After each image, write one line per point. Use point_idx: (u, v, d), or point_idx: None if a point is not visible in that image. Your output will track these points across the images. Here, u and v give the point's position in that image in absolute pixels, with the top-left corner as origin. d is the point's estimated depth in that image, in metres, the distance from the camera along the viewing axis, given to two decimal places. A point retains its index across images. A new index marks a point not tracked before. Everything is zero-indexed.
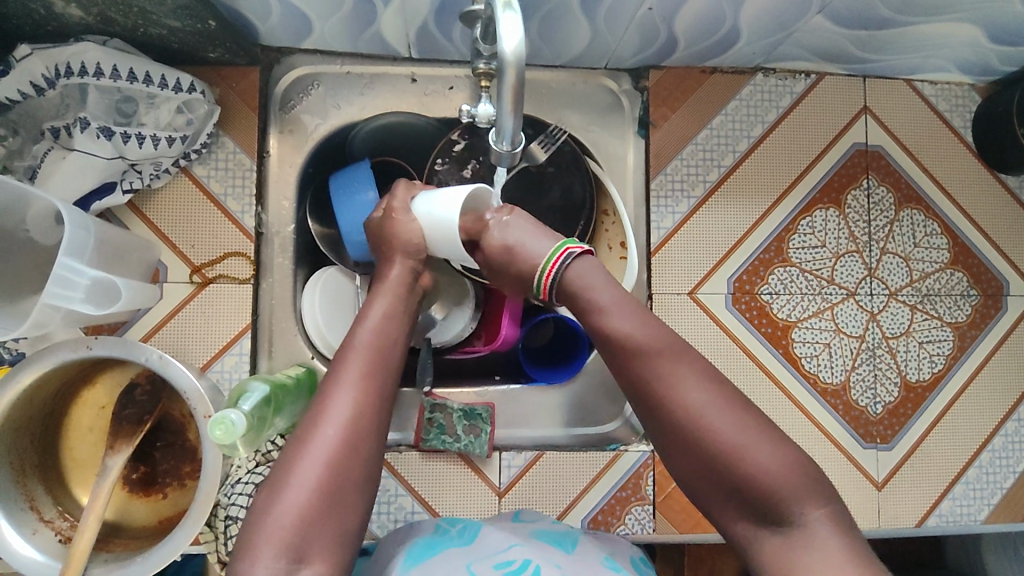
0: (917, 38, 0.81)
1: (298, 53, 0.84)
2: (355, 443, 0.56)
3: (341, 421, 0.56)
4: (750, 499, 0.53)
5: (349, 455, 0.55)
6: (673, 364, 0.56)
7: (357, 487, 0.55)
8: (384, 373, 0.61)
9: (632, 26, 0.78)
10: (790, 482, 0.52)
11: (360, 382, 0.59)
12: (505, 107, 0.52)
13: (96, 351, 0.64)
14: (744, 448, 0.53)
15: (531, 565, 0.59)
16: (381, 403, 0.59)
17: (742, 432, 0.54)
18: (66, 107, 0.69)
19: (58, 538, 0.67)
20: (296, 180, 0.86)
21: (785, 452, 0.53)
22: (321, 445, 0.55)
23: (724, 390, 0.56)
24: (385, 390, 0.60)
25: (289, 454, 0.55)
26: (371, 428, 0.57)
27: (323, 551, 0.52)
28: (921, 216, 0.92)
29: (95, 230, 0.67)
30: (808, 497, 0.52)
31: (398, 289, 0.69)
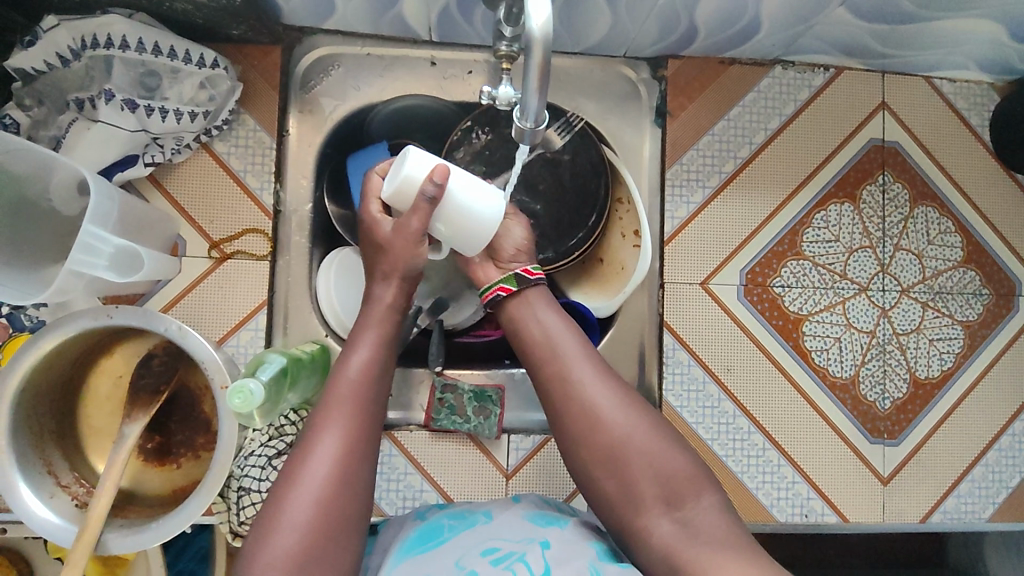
0: (938, 35, 0.81)
1: (320, 33, 0.84)
2: (341, 486, 0.55)
3: (327, 465, 0.56)
4: (658, 492, 0.59)
5: (335, 501, 0.55)
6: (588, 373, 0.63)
7: (346, 530, 0.55)
8: (368, 414, 0.60)
9: (653, 14, 0.78)
10: (687, 477, 0.59)
11: (344, 421, 0.58)
12: (531, 86, 0.53)
13: (116, 320, 0.65)
14: (643, 443, 0.60)
15: (517, 552, 0.58)
16: (365, 445, 0.58)
17: (643, 435, 0.60)
18: (91, 78, 0.70)
19: (74, 502, 0.68)
20: (314, 159, 0.86)
21: (682, 451, 0.61)
22: (307, 492, 0.54)
23: (627, 394, 0.63)
24: (370, 434, 0.59)
25: (272, 504, 0.54)
26: (356, 471, 0.57)
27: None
28: (936, 214, 0.92)
29: (118, 201, 0.68)
30: (702, 488, 0.59)
31: (382, 317, 0.65)
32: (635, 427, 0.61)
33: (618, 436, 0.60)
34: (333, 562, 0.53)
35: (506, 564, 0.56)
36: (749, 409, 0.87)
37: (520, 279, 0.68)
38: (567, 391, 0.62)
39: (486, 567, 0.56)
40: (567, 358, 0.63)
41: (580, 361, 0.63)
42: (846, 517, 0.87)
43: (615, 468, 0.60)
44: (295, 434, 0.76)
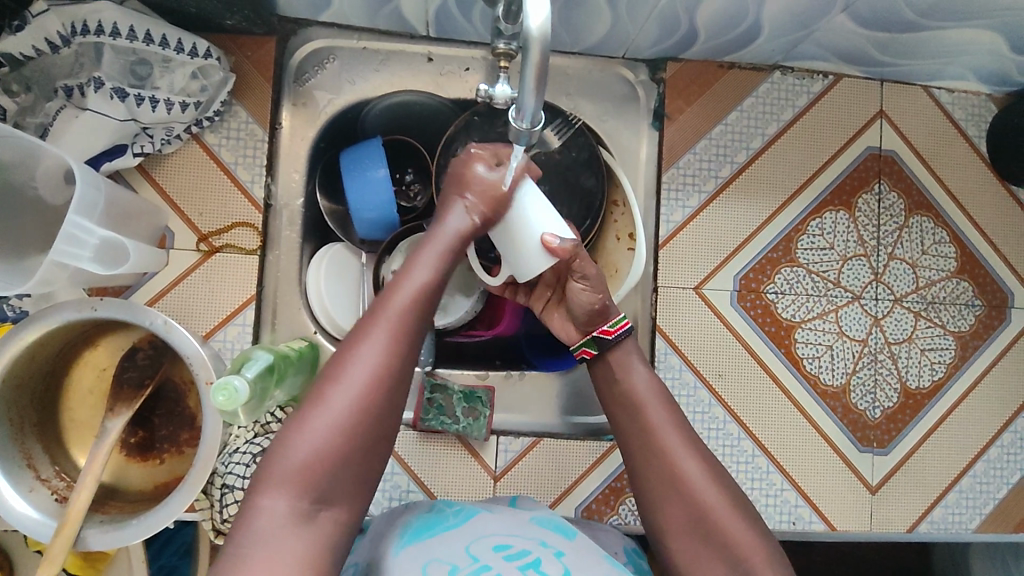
0: (939, 44, 0.81)
1: (316, 25, 0.83)
2: (384, 382, 0.56)
3: (374, 356, 0.56)
4: (724, 564, 0.60)
5: (376, 397, 0.55)
6: (681, 448, 0.64)
7: (383, 430, 0.56)
8: (421, 312, 0.60)
9: (654, 16, 0.77)
10: (762, 555, 0.59)
11: (398, 315, 0.59)
12: (529, 87, 0.52)
13: (100, 313, 0.64)
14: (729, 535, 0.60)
15: (532, 554, 0.60)
16: (415, 344, 0.59)
17: (731, 507, 0.62)
18: (80, 65, 0.69)
19: (54, 497, 0.67)
20: (307, 153, 0.85)
21: (759, 530, 0.61)
22: (351, 382, 0.55)
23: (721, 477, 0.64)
24: (421, 333, 0.60)
25: (319, 387, 0.56)
26: (403, 370, 0.57)
27: (343, 492, 0.54)
28: (930, 224, 0.92)
29: (105, 190, 0.67)
30: (777, 572, 0.59)
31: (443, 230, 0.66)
32: (721, 498, 0.62)
33: (704, 502, 0.62)
34: (369, 456, 0.55)
35: (520, 563, 0.58)
36: (740, 414, 0.87)
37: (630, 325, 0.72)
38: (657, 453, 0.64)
39: (500, 562, 0.58)
40: (660, 422, 0.66)
41: (674, 430, 0.65)
42: (834, 525, 0.87)
43: (693, 533, 0.62)
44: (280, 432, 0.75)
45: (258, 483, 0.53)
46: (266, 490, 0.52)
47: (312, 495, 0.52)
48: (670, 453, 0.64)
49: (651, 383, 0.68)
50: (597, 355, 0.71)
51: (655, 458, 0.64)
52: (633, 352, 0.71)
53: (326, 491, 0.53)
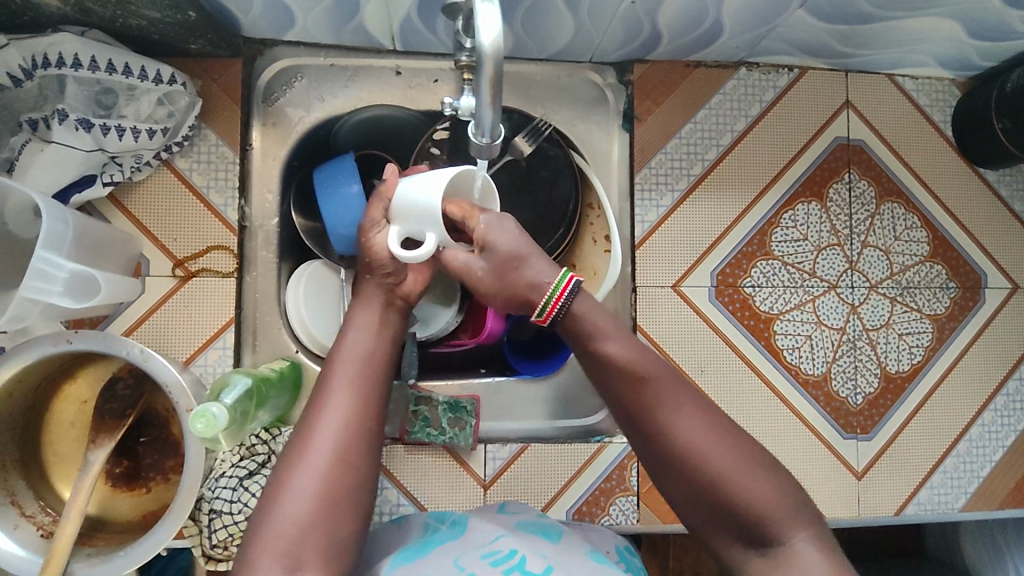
0: (899, 33, 0.82)
1: (282, 44, 0.83)
2: (347, 451, 0.60)
3: (334, 430, 0.61)
4: (741, 525, 0.57)
5: (341, 468, 0.59)
6: (676, 407, 0.60)
7: (352, 495, 0.59)
8: (372, 383, 0.66)
9: (616, 20, 0.78)
10: (777, 508, 0.56)
11: (350, 390, 0.64)
12: (485, 99, 0.52)
13: (76, 345, 0.64)
14: (741, 491, 0.57)
15: (517, 554, 0.60)
16: (372, 411, 0.64)
17: (739, 463, 0.58)
18: (44, 98, 0.69)
19: (40, 533, 0.67)
20: (279, 173, 0.85)
21: (775, 482, 0.58)
22: (315, 456, 0.59)
23: (725, 432, 0.59)
24: (377, 401, 0.65)
25: (285, 464, 0.60)
26: (361, 438, 0.62)
27: (320, 555, 0.55)
28: (902, 210, 0.93)
29: (73, 223, 0.66)
30: (794, 522, 0.56)
31: (375, 303, 0.71)
32: (726, 452, 0.58)
33: (709, 467, 0.58)
34: (341, 521, 0.58)
35: (505, 568, 0.58)
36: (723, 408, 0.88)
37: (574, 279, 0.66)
38: (656, 427, 0.60)
39: (485, 568, 0.58)
40: (654, 389, 0.61)
41: (673, 394, 0.61)
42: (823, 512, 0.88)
43: (705, 501, 0.58)
44: (267, 454, 0.75)
45: (244, 558, 0.55)
46: (248, 567, 0.54)
47: (291, 564, 0.54)
48: (666, 423, 0.60)
49: (636, 354, 0.63)
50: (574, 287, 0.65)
51: (654, 434, 0.60)
52: (608, 325, 0.65)
53: (303, 557, 0.55)
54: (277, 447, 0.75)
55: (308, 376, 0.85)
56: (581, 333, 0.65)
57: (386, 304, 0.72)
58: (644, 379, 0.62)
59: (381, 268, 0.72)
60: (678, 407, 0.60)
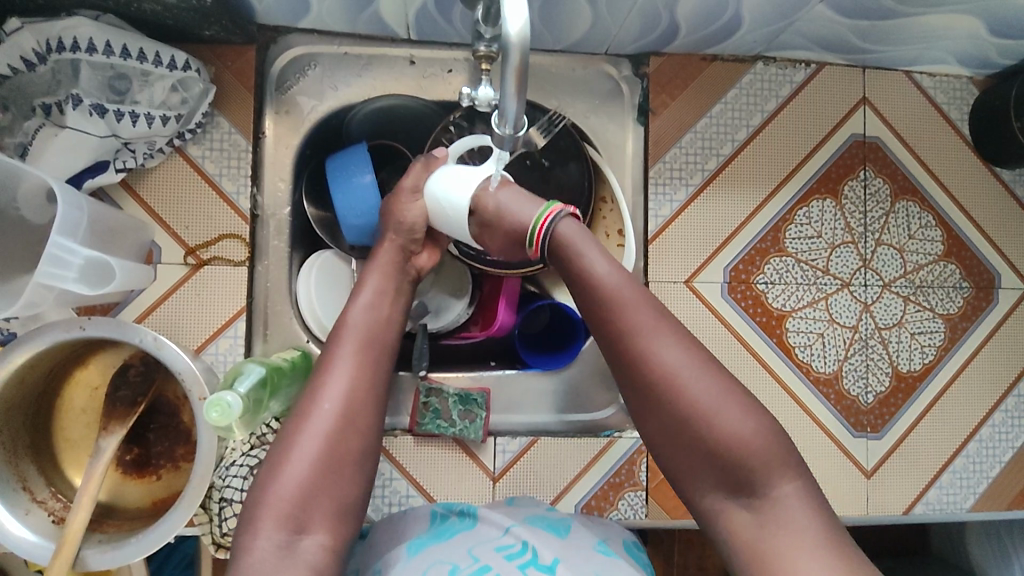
0: (919, 29, 0.81)
1: (296, 32, 0.83)
2: (352, 416, 0.61)
3: (339, 395, 0.62)
4: (722, 468, 0.59)
5: (345, 433, 0.60)
6: (654, 339, 0.61)
7: (356, 459, 0.61)
8: (379, 347, 0.67)
9: (634, 12, 0.77)
10: (756, 450, 0.58)
11: (356, 354, 0.65)
12: (510, 91, 0.52)
13: (89, 331, 0.64)
14: (719, 431, 0.58)
15: (529, 548, 0.61)
16: (377, 372, 0.65)
17: (716, 399, 0.59)
18: (57, 82, 0.68)
19: (51, 519, 0.67)
20: (291, 162, 0.84)
21: (752, 418, 0.59)
22: (320, 420, 0.60)
23: (703, 367, 0.60)
24: (382, 370, 0.65)
25: (292, 420, 0.61)
26: (366, 404, 0.63)
27: (325, 518, 0.57)
28: (916, 209, 0.92)
29: (88, 210, 0.66)
30: (775, 472, 0.58)
31: (388, 268, 0.73)
32: (709, 395, 0.59)
33: (687, 403, 0.59)
34: (345, 479, 0.59)
35: (519, 563, 0.59)
36: None
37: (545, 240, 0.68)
38: (634, 357, 0.61)
39: (500, 561, 0.59)
40: (633, 323, 0.61)
41: (649, 327, 0.61)
42: (832, 510, 0.87)
43: (684, 438, 0.60)
44: None
45: (244, 521, 0.56)
46: (250, 529, 0.55)
47: (294, 527, 0.56)
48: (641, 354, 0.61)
49: (620, 283, 0.63)
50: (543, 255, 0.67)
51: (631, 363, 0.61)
52: (592, 246, 0.64)
53: (308, 520, 0.56)
54: None
55: None
56: (572, 259, 0.64)
57: (401, 269, 0.73)
58: (627, 309, 0.62)
59: (405, 228, 0.74)
60: (660, 339, 0.61)
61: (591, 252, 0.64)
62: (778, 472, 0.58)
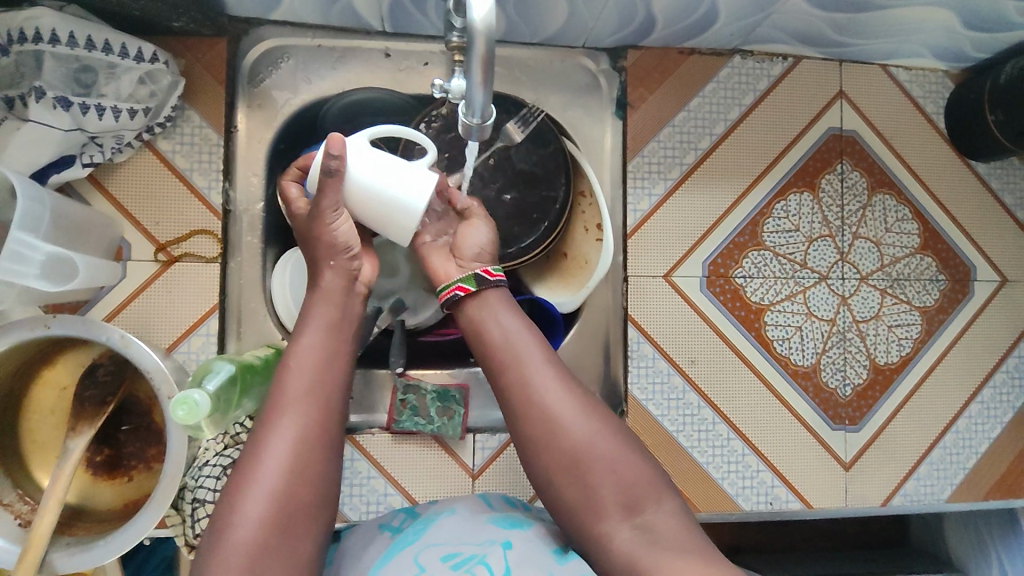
0: (893, 22, 0.81)
1: (268, 24, 0.81)
2: (297, 466, 0.56)
3: (281, 447, 0.56)
4: (615, 492, 0.58)
5: (296, 484, 0.56)
6: (547, 379, 0.62)
7: (311, 510, 0.56)
8: (323, 389, 0.60)
9: (611, 4, 0.76)
10: (641, 478, 0.60)
11: (299, 401, 0.59)
12: (476, 79, 0.51)
13: (54, 330, 0.62)
14: (608, 460, 0.59)
15: (475, 561, 0.56)
16: (323, 417, 0.59)
17: (602, 433, 0.61)
18: (20, 74, 0.66)
19: (18, 522, 0.66)
20: (265, 156, 0.83)
21: (636, 450, 0.61)
22: (263, 476, 0.55)
23: (591, 405, 0.62)
24: (333, 415, 0.60)
25: (232, 485, 0.55)
26: (313, 453, 0.57)
27: (281, 575, 0.53)
28: (893, 202, 0.93)
29: (50, 205, 0.65)
30: (662, 493, 0.60)
31: (335, 297, 0.65)
32: (596, 429, 0.61)
33: (576, 436, 0.60)
34: (298, 535, 0.55)
35: None
36: (714, 399, 0.87)
37: (480, 279, 0.68)
38: (526, 390, 0.62)
39: (444, 574, 0.55)
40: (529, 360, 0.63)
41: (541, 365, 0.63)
42: (811, 503, 0.88)
43: (573, 465, 0.59)
44: None
45: None
46: None
47: None
48: (534, 389, 0.62)
49: (518, 329, 0.65)
50: (474, 292, 0.68)
51: (523, 395, 0.62)
52: (500, 298, 0.68)
53: None
54: None
55: None
56: (479, 303, 0.67)
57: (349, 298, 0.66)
58: (521, 349, 0.64)
59: (343, 249, 0.66)
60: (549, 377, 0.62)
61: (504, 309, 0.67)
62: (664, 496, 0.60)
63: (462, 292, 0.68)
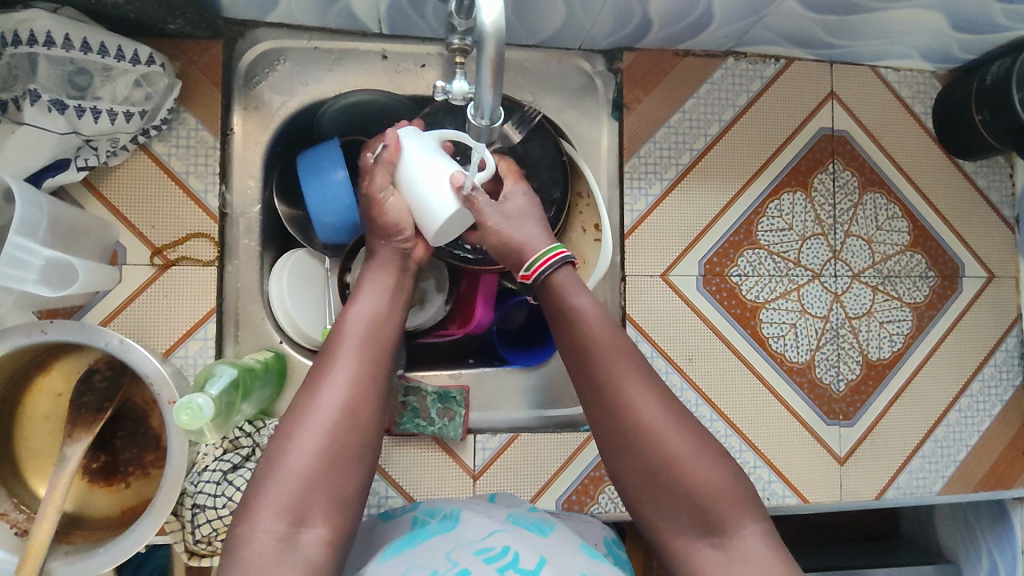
0: (884, 25, 0.83)
1: (264, 26, 0.81)
2: (353, 410, 0.60)
3: (338, 391, 0.60)
4: (690, 507, 0.59)
5: (347, 426, 0.59)
6: (635, 387, 0.63)
7: (356, 455, 0.59)
8: (379, 346, 0.65)
9: (607, 7, 0.77)
10: (725, 494, 0.59)
11: (356, 356, 0.63)
12: (485, 83, 0.51)
13: (51, 336, 0.62)
14: (693, 473, 0.60)
15: (510, 552, 0.57)
16: (378, 370, 0.63)
17: (689, 448, 0.61)
18: (13, 77, 0.65)
19: (14, 531, 0.65)
20: (261, 159, 0.83)
21: (723, 466, 0.61)
22: (319, 413, 0.59)
23: (680, 418, 0.63)
24: (382, 369, 0.63)
25: (290, 419, 0.59)
26: (367, 401, 0.61)
27: (324, 511, 0.56)
28: (884, 200, 0.94)
29: (48, 209, 0.64)
30: (743, 512, 0.59)
31: (390, 266, 0.71)
32: (685, 443, 0.61)
33: (664, 447, 0.61)
34: (345, 477, 0.58)
35: (498, 565, 0.55)
36: (711, 396, 0.88)
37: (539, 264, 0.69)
38: (615, 397, 0.63)
39: (479, 565, 0.55)
40: (616, 366, 0.64)
41: (632, 372, 0.64)
42: (807, 498, 0.89)
43: (652, 473, 0.61)
44: (251, 446, 0.73)
45: (241, 514, 0.55)
46: (249, 519, 0.55)
47: (293, 519, 0.55)
48: (624, 398, 0.63)
49: (607, 332, 0.66)
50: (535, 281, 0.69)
51: (611, 400, 0.63)
52: (583, 292, 0.68)
53: (307, 513, 0.55)
54: (261, 439, 0.74)
55: (292, 368, 0.82)
56: (561, 301, 0.67)
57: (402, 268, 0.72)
58: (610, 353, 0.65)
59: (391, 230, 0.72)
60: (642, 389, 0.63)
61: (585, 303, 0.67)
62: (745, 516, 0.59)
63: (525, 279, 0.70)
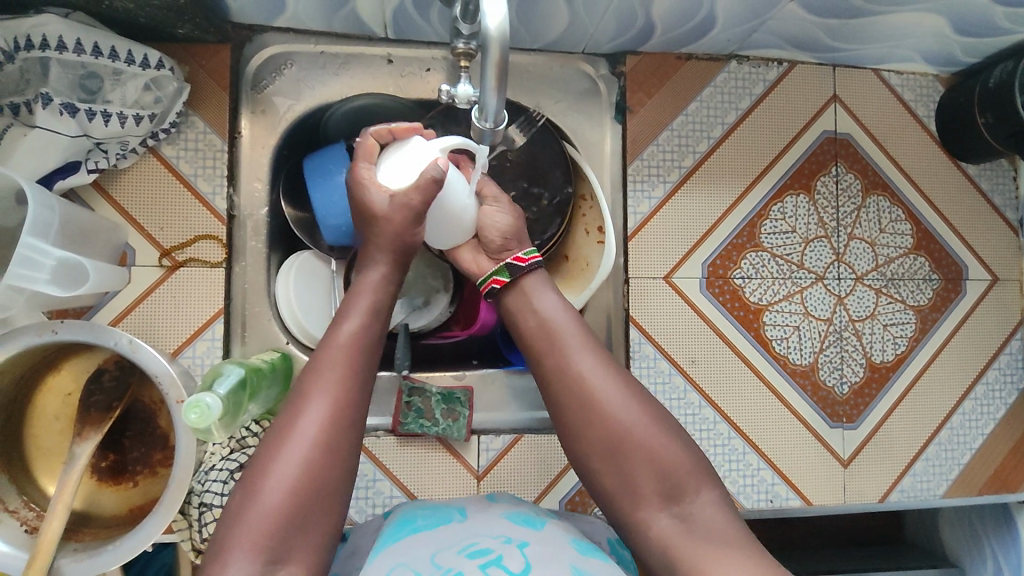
0: (885, 28, 0.83)
1: (271, 31, 0.82)
2: (330, 442, 0.57)
3: (314, 424, 0.57)
4: (656, 478, 0.60)
5: (323, 457, 0.57)
6: (592, 367, 0.65)
7: (332, 488, 0.57)
8: (358, 376, 0.62)
9: (610, 11, 0.78)
10: (684, 466, 0.61)
11: (332, 385, 0.60)
12: (489, 85, 0.52)
13: (62, 335, 0.62)
14: (651, 445, 0.61)
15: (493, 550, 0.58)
16: (355, 400, 0.60)
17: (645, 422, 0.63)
18: (26, 81, 0.66)
19: (24, 528, 0.66)
20: (268, 161, 0.84)
21: (681, 441, 0.63)
22: (295, 446, 0.56)
23: (638, 395, 0.64)
24: (359, 397, 0.61)
25: (265, 452, 0.57)
26: (345, 433, 0.59)
27: (300, 547, 0.54)
28: (887, 203, 0.94)
29: (59, 210, 0.65)
30: (701, 480, 0.61)
31: (374, 286, 0.67)
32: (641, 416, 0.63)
33: (622, 423, 0.62)
34: (321, 512, 0.56)
35: (481, 561, 0.56)
36: (714, 398, 0.89)
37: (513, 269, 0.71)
38: (575, 378, 0.64)
39: (462, 561, 0.56)
40: (575, 347, 0.66)
41: (588, 354, 0.66)
42: (810, 500, 0.89)
43: (615, 450, 0.62)
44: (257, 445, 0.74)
45: (215, 550, 0.52)
46: (220, 560, 0.52)
47: (269, 559, 0.52)
48: (582, 378, 0.64)
49: (566, 318, 0.68)
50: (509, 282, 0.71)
51: (570, 381, 0.64)
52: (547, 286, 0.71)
53: (284, 552, 0.53)
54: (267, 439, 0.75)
55: (297, 367, 0.83)
56: (524, 294, 0.70)
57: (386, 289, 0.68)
58: (570, 336, 0.67)
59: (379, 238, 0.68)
60: (599, 368, 0.65)
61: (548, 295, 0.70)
62: (706, 484, 0.61)
63: (499, 284, 0.71)
